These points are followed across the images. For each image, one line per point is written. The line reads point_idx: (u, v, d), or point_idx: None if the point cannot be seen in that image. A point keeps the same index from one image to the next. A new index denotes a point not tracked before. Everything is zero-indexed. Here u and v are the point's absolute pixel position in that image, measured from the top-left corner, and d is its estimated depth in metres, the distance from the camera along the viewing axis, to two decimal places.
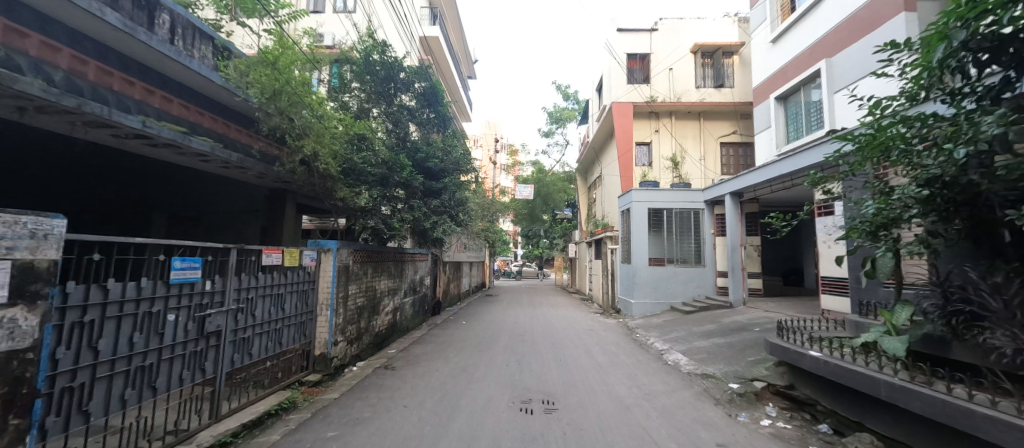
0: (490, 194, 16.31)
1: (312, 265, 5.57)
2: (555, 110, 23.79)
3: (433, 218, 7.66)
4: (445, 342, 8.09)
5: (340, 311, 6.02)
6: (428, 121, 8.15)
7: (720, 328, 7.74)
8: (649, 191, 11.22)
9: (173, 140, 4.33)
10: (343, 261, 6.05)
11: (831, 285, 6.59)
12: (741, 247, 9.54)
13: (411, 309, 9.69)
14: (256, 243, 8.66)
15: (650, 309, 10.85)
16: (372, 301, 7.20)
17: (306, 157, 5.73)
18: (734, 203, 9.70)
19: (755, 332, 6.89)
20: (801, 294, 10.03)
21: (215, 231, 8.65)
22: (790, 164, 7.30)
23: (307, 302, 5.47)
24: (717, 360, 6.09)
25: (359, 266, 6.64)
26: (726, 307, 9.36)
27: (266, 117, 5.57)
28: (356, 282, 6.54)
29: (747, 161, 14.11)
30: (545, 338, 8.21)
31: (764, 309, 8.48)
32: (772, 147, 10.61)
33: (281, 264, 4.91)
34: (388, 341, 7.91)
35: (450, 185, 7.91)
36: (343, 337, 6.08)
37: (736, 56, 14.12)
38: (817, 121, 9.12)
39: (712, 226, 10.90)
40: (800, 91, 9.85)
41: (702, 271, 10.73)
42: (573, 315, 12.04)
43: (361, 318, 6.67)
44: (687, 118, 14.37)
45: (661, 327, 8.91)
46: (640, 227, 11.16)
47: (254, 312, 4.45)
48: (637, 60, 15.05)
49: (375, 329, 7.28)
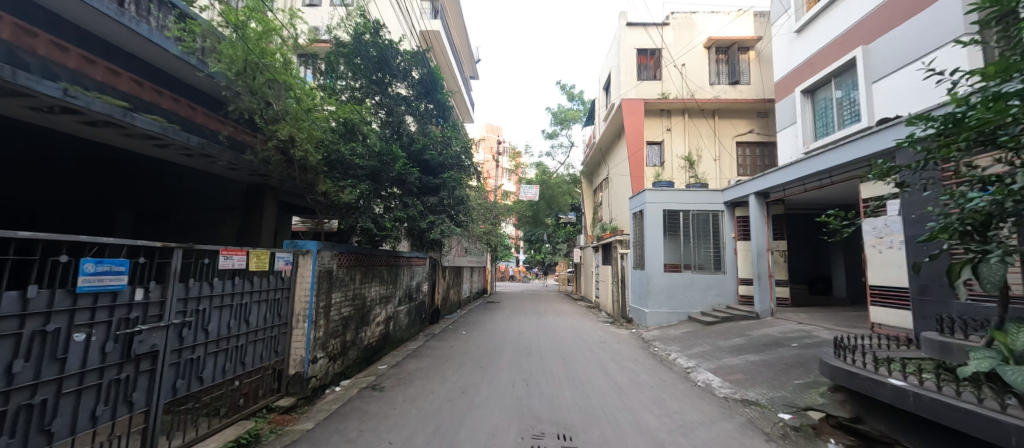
0: (493, 196, 15.51)
1: (287, 270, 4.79)
2: (560, 111, 23.09)
3: (429, 218, 6.82)
4: (443, 356, 7.26)
5: (321, 324, 5.19)
6: (428, 112, 7.39)
7: (751, 343, 6.89)
8: (664, 192, 10.44)
9: (110, 115, 3.55)
10: (326, 265, 5.26)
11: (882, 296, 5.80)
12: (768, 252, 8.72)
13: (407, 318, 8.85)
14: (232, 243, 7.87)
15: (665, 319, 9.99)
16: (361, 310, 6.40)
17: (282, 144, 4.96)
18: (760, 204, 8.88)
19: (795, 350, 6.04)
20: (832, 304, 9.21)
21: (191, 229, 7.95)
22: (833, 158, 6.61)
23: (279, 313, 4.68)
24: (756, 383, 5.23)
25: (345, 271, 5.86)
26: (751, 318, 8.53)
27: (236, 98, 4.82)
28: (342, 289, 5.74)
29: (765, 161, 13.32)
30: (554, 352, 7.38)
31: (797, 321, 7.66)
32: (798, 144, 9.80)
33: (247, 270, 4.11)
34: (379, 355, 7.07)
35: (451, 180, 7.08)
36: (324, 353, 5.25)
37: (752, 51, 13.43)
38: (853, 114, 8.32)
39: (732, 229, 10.07)
40: (831, 83, 9.03)
41: (723, 278, 9.90)
42: (581, 325, 11.19)
43: (346, 330, 5.84)
44: (701, 116, 13.59)
45: (681, 340, 8.07)
46: (654, 231, 10.34)
47: (208, 326, 3.65)
48: (649, 56, 14.29)
49: (364, 342, 6.45)
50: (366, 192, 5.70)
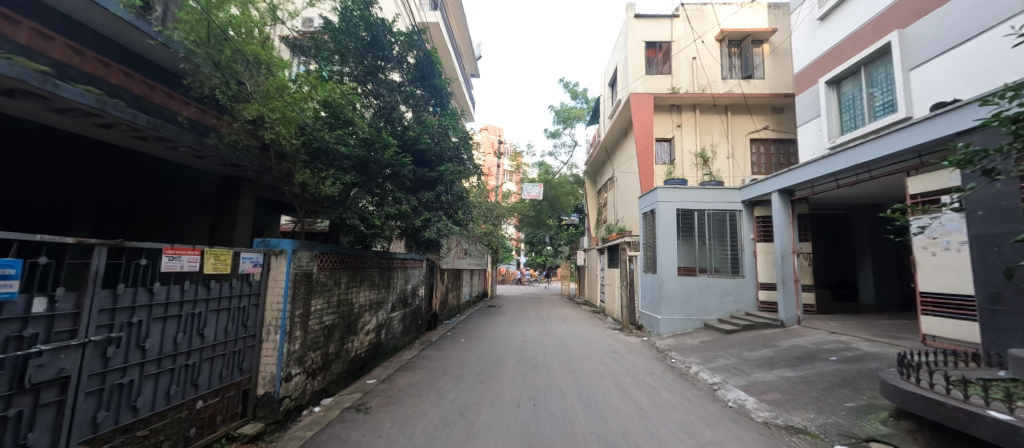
0: (494, 196, 14.80)
1: (256, 273, 4.11)
2: (564, 109, 22.50)
3: (425, 215, 6.12)
4: (439, 369, 6.56)
5: (298, 335, 4.50)
6: (424, 100, 6.73)
7: (783, 356, 6.19)
8: (677, 190, 9.73)
9: (25, 82, 2.82)
10: (304, 267, 4.58)
11: (937, 304, 5.14)
12: (793, 255, 8.03)
13: (401, 325, 8.18)
14: (205, 241, 7.29)
15: (679, 327, 9.27)
16: (347, 318, 5.71)
17: (251, 126, 4.27)
18: (784, 202, 8.22)
19: (838, 366, 5.32)
20: (861, 312, 8.56)
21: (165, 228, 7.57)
22: (874, 150, 5.94)
23: (245, 324, 4.00)
24: (801, 406, 4.52)
25: (328, 274, 5.17)
26: (776, 326, 7.84)
27: (197, 72, 4.15)
28: (323, 294, 5.05)
29: (781, 160, 12.68)
30: (562, 364, 6.68)
31: (829, 331, 6.98)
32: (822, 139, 9.13)
33: (201, 273, 3.43)
34: (368, 367, 6.38)
35: (449, 173, 6.41)
36: (301, 369, 4.55)
37: (766, 44, 12.92)
38: (886, 104, 7.67)
39: (751, 229, 9.41)
40: (860, 73, 8.36)
41: (741, 283, 9.21)
42: (588, 332, 10.48)
43: (328, 341, 5.15)
44: (712, 111, 12.96)
45: (701, 351, 7.37)
46: (667, 232, 9.62)
47: (146, 342, 2.94)
48: (658, 50, 13.64)
49: (350, 354, 5.76)
50: (351, 185, 5.02)
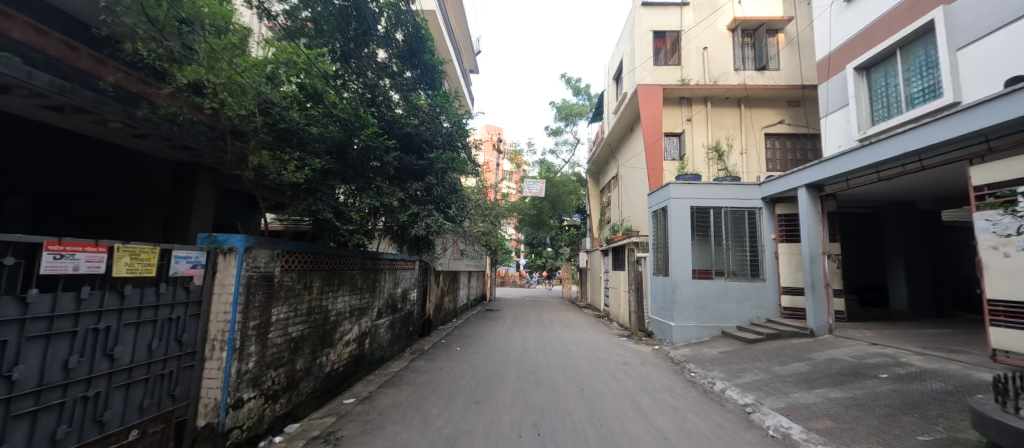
0: (493, 194, 14.01)
1: (194, 276, 3.32)
2: (566, 106, 21.82)
3: (413, 209, 5.33)
4: (429, 385, 5.76)
5: (254, 350, 3.71)
6: (411, 82, 5.97)
7: (821, 372, 5.41)
8: (691, 186, 8.95)
9: None
10: (261, 269, 3.80)
11: (1011, 314, 4.38)
12: (824, 257, 7.26)
13: (389, 333, 7.39)
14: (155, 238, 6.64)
15: (694, 335, 8.47)
16: (321, 328, 4.93)
17: (192, 96, 3.47)
18: (813, 198, 7.45)
19: (894, 388, 4.54)
20: (896, 320, 7.80)
21: (116, 217, 6.98)
22: (929, 135, 5.16)
23: (179, 339, 3.20)
24: (861, 437, 3.73)
25: (296, 277, 4.39)
26: (805, 335, 7.08)
27: (119, 26, 3.34)
28: (289, 301, 4.27)
29: (797, 155, 11.95)
30: (567, 380, 5.88)
31: (869, 342, 6.22)
32: (849, 130, 8.38)
33: (107, 276, 2.61)
34: (348, 383, 5.59)
35: (441, 160, 5.67)
36: (258, 391, 3.76)
37: (781, 34, 12.25)
38: (926, 89, 6.93)
39: (772, 229, 8.64)
40: (894, 57, 7.61)
41: (762, 287, 8.45)
42: (595, 340, 9.69)
43: (295, 355, 4.36)
44: (724, 104, 12.24)
45: (723, 363, 6.59)
46: (681, 231, 8.82)
47: (18, 368, 2.10)
48: (666, 40, 12.92)
49: (324, 369, 4.97)
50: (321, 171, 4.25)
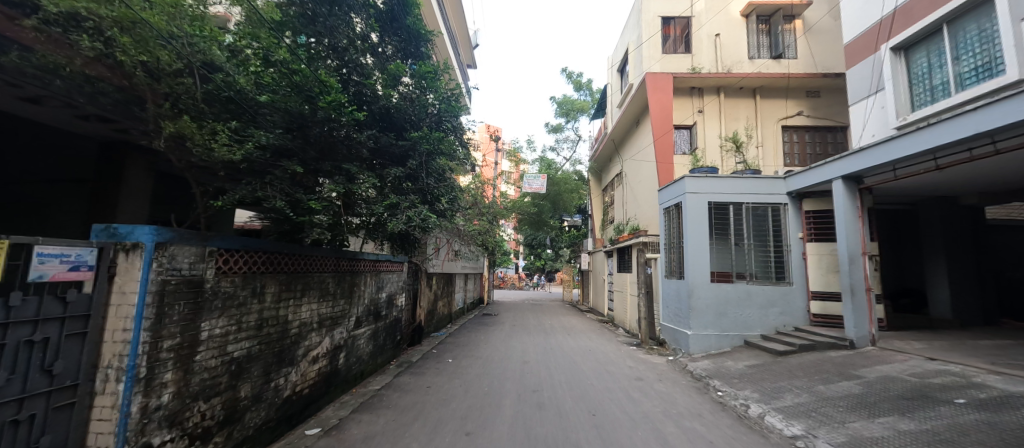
0: (490, 191, 13.15)
1: (71, 281, 2.38)
2: (566, 101, 21.03)
3: (391, 199, 4.41)
4: (413, 409, 4.86)
5: (169, 378, 2.80)
6: (387, 53, 5.07)
7: (879, 394, 4.54)
8: (708, 179, 8.07)
9: None
10: (183, 271, 2.91)
11: None
12: (864, 257, 6.41)
13: (371, 344, 6.51)
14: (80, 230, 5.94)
15: (714, 345, 7.60)
16: (277, 344, 4.05)
17: (72, 36, 2.56)
18: (851, 191, 6.60)
19: (984, 419, 3.66)
20: (942, 330, 6.95)
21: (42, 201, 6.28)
22: (1004, 114, 4.30)
23: (50, 370, 2.27)
24: None
25: (239, 282, 3.51)
26: (843, 347, 6.23)
27: None
28: (230, 313, 3.40)
29: (817, 149, 11.14)
30: (574, 404, 4.98)
31: (925, 357, 5.36)
32: (885, 117, 7.54)
33: None
34: (314, 407, 4.69)
35: (426, 141, 4.83)
36: (178, 432, 2.86)
37: (799, 20, 11.47)
38: (981, 67, 6.09)
39: (799, 227, 7.81)
40: (940, 34, 6.78)
41: (789, 291, 7.59)
42: (602, 349, 8.82)
43: (237, 381, 3.46)
44: (738, 95, 11.41)
45: (754, 380, 5.71)
46: (698, 229, 7.96)
47: None
48: (675, 26, 12.14)
49: (281, 393, 4.08)
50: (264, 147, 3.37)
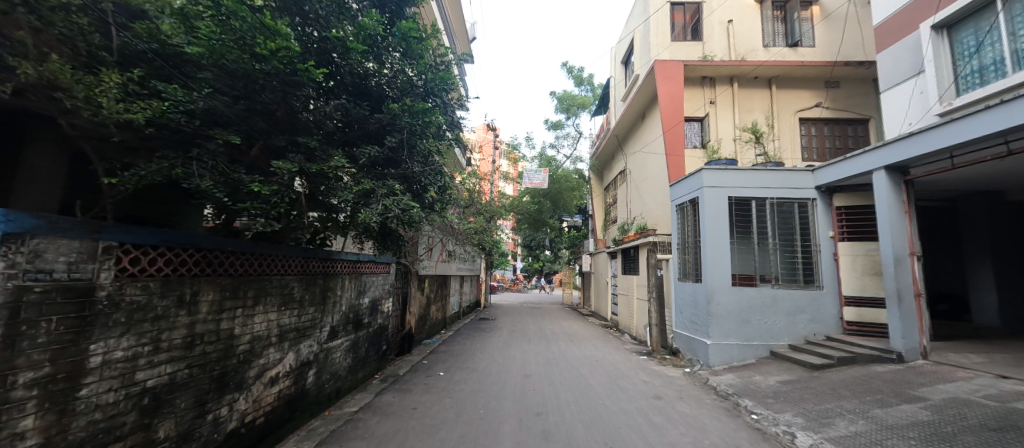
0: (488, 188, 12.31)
1: None
2: (567, 96, 20.25)
3: (365, 185, 3.60)
4: (394, 439, 4.03)
5: (31, 426, 1.94)
6: (363, 11, 4.14)
7: (954, 422, 3.75)
8: (728, 172, 7.30)
9: None
10: (57, 274, 2.08)
11: None
12: (911, 259, 5.66)
13: (349, 357, 5.66)
14: None
15: (736, 356, 6.83)
16: (217, 365, 3.22)
17: None
18: (895, 184, 5.82)
19: None
20: (993, 340, 6.19)
21: None
22: None
23: None
24: None
25: (157, 289, 2.68)
26: (889, 360, 5.47)
27: None
28: (142, 329, 2.57)
29: (836, 143, 10.42)
30: (585, 432, 4.15)
31: (993, 375, 4.59)
32: (924, 103, 6.82)
33: None
34: (270, 439, 3.85)
35: (408, 115, 4.03)
36: None
37: (817, 6, 10.74)
38: None
39: (829, 225, 7.06)
40: (993, 7, 6.00)
41: (819, 296, 6.84)
42: (609, 359, 8.01)
43: (150, 418, 2.63)
44: (753, 85, 10.67)
45: (793, 400, 4.91)
46: (718, 228, 7.17)
47: None
48: (685, 12, 11.41)
49: (222, 427, 3.24)
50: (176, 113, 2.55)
